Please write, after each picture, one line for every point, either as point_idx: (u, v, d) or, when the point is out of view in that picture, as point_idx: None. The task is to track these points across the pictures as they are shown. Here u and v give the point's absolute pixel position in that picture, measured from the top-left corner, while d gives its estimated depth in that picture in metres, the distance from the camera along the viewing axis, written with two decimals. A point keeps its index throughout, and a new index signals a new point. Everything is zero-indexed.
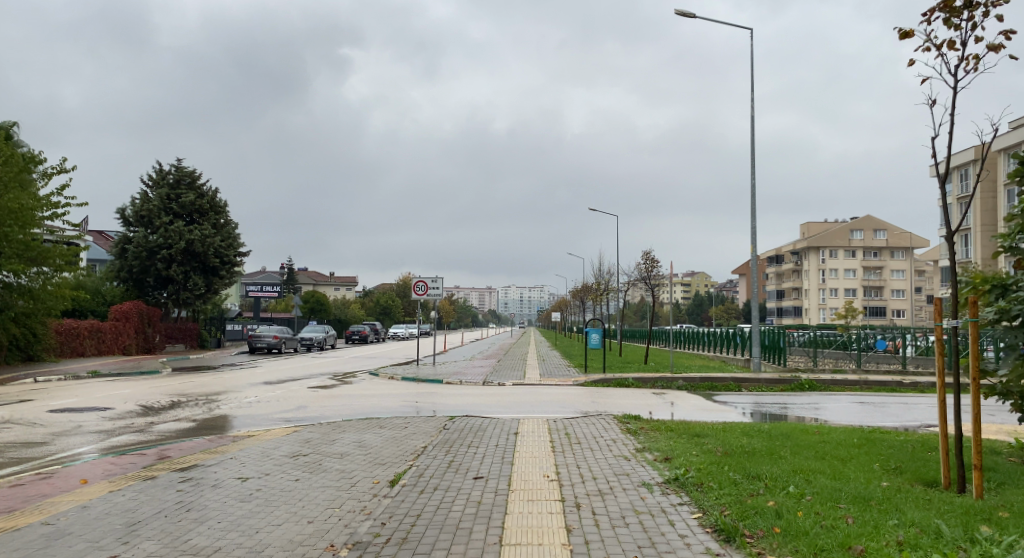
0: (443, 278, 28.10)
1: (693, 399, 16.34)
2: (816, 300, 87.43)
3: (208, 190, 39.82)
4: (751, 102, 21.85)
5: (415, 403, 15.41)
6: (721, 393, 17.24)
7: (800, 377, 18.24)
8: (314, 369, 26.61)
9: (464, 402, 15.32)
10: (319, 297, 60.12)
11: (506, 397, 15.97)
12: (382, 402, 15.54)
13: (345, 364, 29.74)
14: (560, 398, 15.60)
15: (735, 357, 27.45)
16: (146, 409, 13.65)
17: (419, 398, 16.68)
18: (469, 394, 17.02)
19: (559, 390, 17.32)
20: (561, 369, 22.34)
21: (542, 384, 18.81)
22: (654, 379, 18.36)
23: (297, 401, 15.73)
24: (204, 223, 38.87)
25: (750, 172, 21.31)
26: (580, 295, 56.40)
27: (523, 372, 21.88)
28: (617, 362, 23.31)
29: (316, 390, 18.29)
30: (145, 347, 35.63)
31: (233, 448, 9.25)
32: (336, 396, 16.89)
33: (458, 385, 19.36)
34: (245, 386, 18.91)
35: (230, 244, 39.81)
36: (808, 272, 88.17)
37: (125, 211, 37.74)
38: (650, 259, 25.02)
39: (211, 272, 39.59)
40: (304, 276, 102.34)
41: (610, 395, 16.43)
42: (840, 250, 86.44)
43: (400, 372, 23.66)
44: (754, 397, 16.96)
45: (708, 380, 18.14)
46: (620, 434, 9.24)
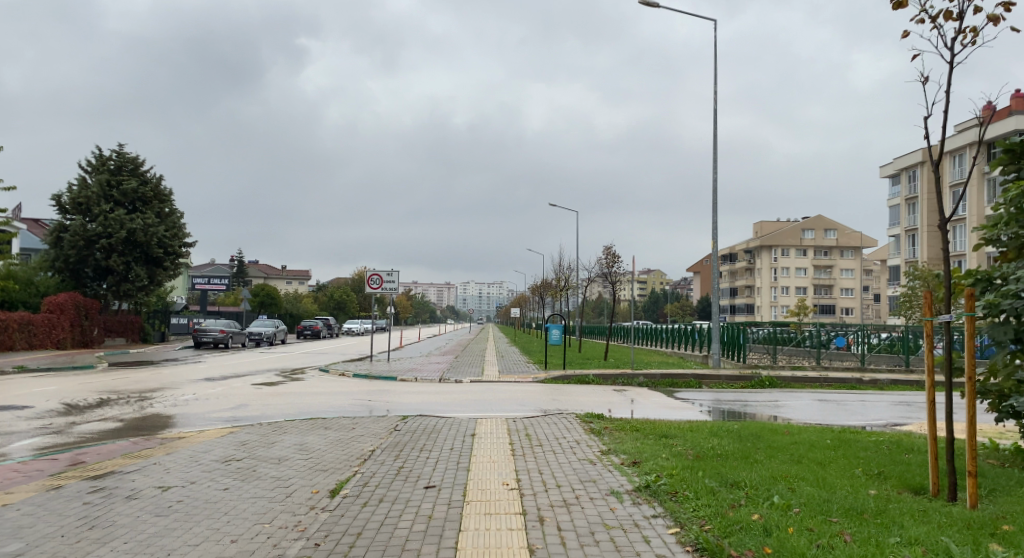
0: (398, 271, 27.20)
1: (654, 396, 15.94)
2: (768, 298, 88.78)
3: (152, 177, 38.02)
4: (715, 96, 21.61)
5: (366, 401, 14.61)
6: (682, 390, 16.89)
7: (761, 374, 18.01)
8: (261, 365, 25.44)
9: (418, 400, 14.58)
10: (270, 291, 58.33)
11: (462, 394, 15.30)
12: (331, 400, 14.68)
13: (295, 360, 28.53)
14: (519, 396, 14.99)
15: (693, 353, 27.27)
16: (70, 407, 12.55)
17: (370, 395, 15.86)
18: (424, 391, 16.28)
19: (517, 387, 16.73)
20: (519, 365, 21.77)
21: (500, 380, 18.20)
22: (614, 376, 17.93)
23: (239, 399, 14.76)
24: (148, 211, 37.05)
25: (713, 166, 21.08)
26: (538, 290, 55.97)
27: (480, 368, 21.21)
28: (577, 359, 22.79)
29: (261, 387, 17.29)
30: (81, 341, 33.76)
31: (159, 451, 8.37)
32: (282, 393, 15.95)
33: (413, 382, 18.60)
34: (184, 383, 17.77)
35: (175, 234, 38.08)
36: (762, 271, 89.64)
37: (61, 197, 35.64)
38: (611, 253, 24.62)
39: (155, 263, 37.80)
40: (255, 270, 99.65)
41: (569, 392, 15.89)
42: (792, 249, 88.11)
43: (352, 368, 22.74)
44: (715, 394, 16.66)
45: (669, 377, 17.77)
46: (583, 434, 8.66)
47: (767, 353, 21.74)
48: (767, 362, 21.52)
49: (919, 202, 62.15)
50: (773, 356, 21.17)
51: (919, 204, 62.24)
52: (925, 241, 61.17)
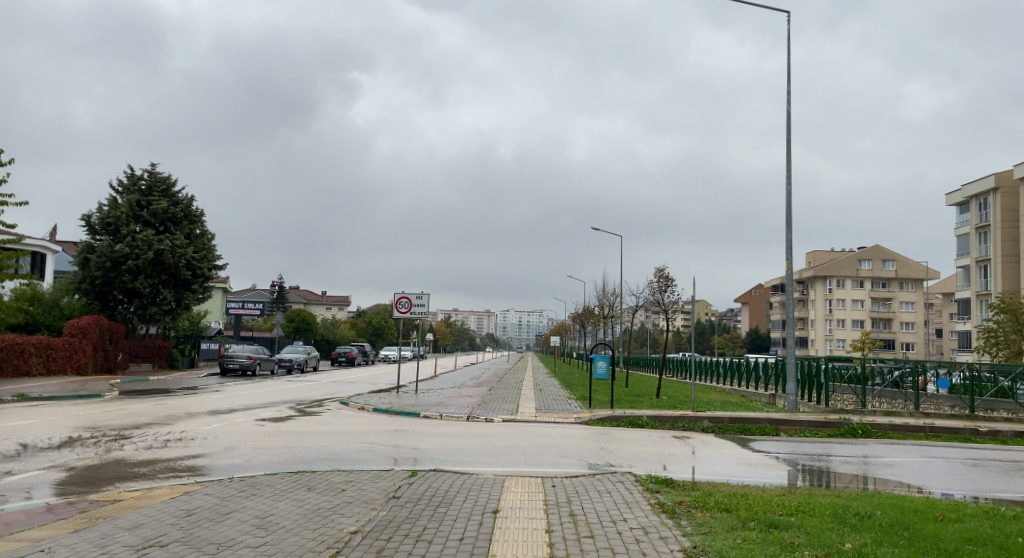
0: (429, 294, 25.02)
1: (725, 445, 13.21)
2: (823, 331, 84.00)
3: (183, 198, 37.00)
4: (787, 97, 19.04)
5: (380, 445, 12.26)
6: (756, 438, 14.12)
7: (850, 419, 15.08)
8: (278, 396, 23.37)
9: (437, 445, 12.19)
10: (305, 317, 56.91)
11: (493, 438, 12.82)
12: (338, 442, 12.36)
13: (317, 391, 26.42)
14: (559, 442, 12.46)
15: (756, 392, 24.23)
16: (26, 449, 10.55)
17: (386, 436, 13.56)
18: (449, 433, 13.87)
19: (558, 430, 14.18)
20: (560, 401, 19.20)
21: (539, 421, 15.71)
22: (674, 419, 15.23)
23: (232, 440, 12.58)
24: (177, 232, 35.94)
25: (788, 174, 18.43)
26: (580, 319, 53.28)
27: (516, 404, 18.65)
28: (627, 396, 20.06)
29: (264, 423, 15.14)
30: (104, 367, 32.51)
31: (68, 526, 6.11)
32: (284, 433, 13.73)
33: (438, 420, 16.23)
34: (181, 417, 15.73)
35: (204, 256, 36.88)
36: (815, 302, 85.02)
37: (90, 217, 34.77)
38: (664, 276, 21.99)
39: (182, 286, 36.59)
40: (295, 295, 99.47)
41: (620, 440, 13.27)
42: (848, 280, 83.44)
43: (375, 402, 20.46)
44: (797, 446, 13.77)
45: (739, 422, 15.03)
46: (650, 519, 6.14)
47: (854, 395, 18.69)
48: (853, 406, 18.47)
49: (992, 231, 57.87)
50: (862, 399, 18.11)
51: (992, 232, 57.87)
52: (1001, 273, 56.67)
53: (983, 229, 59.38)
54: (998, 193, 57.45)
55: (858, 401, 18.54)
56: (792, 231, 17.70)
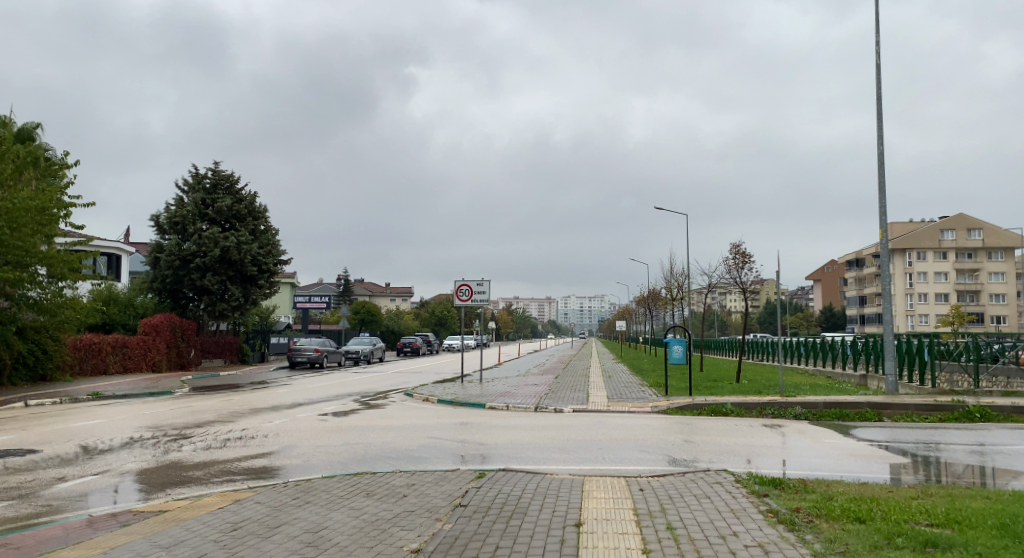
0: (490, 281, 24.21)
1: (824, 433, 11.89)
2: (904, 306, 79.65)
3: (246, 195, 37.36)
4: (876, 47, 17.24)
5: (445, 440, 11.50)
6: (857, 425, 12.72)
7: (964, 401, 13.45)
8: (343, 389, 23.10)
9: (507, 440, 11.32)
10: (370, 309, 57.33)
11: (566, 431, 11.89)
12: (402, 438, 11.65)
13: (382, 382, 26.12)
14: (637, 435, 11.41)
15: (843, 373, 22.53)
16: (87, 451, 10.26)
17: (451, 430, 12.82)
18: (518, 426, 13.02)
19: (634, 421, 13.13)
20: (633, 389, 18.11)
21: (613, 410, 14.73)
22: (761, 405, 13.98)
23: (294, 437, 12.08)
24: (242, 229, 36.33)
25: (879, 133, 16.72)
26: (645, 302, 51.71)
27: (587, 393, 17.63)
28: (705, 381, 18.79)
29: (327, 418, 14.66)
30: (177, 363, 33.21)
31: (104, 544, 5.52)
32: (346, 428, 13.16)
33: (505, 411, 15.44)
34: (245, 413, 15.44)
35: (269, 251, 37.19)
36: (894, 276, 80.48)
37: (159, 218, 35.50)
38: (741, 252, 20.51)
39: (249, 281, 37.03)
40: (359, 288, 100.95)
41: (704, 429, 12.14)
42: (930, 251, 78.57)
43: (439, 393, 19.84)
44: (904, 434, 12.31)
45: (836, 406, 13.62)
46: (766, 535, 5.11)
47: (967, 373, 16.81)
48: (964, 386, 16.63)
49: None
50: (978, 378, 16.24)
51: None
52: None
53: None
54: None
55: (973, 382, 16.64)
56: (886, 196, 15.93)
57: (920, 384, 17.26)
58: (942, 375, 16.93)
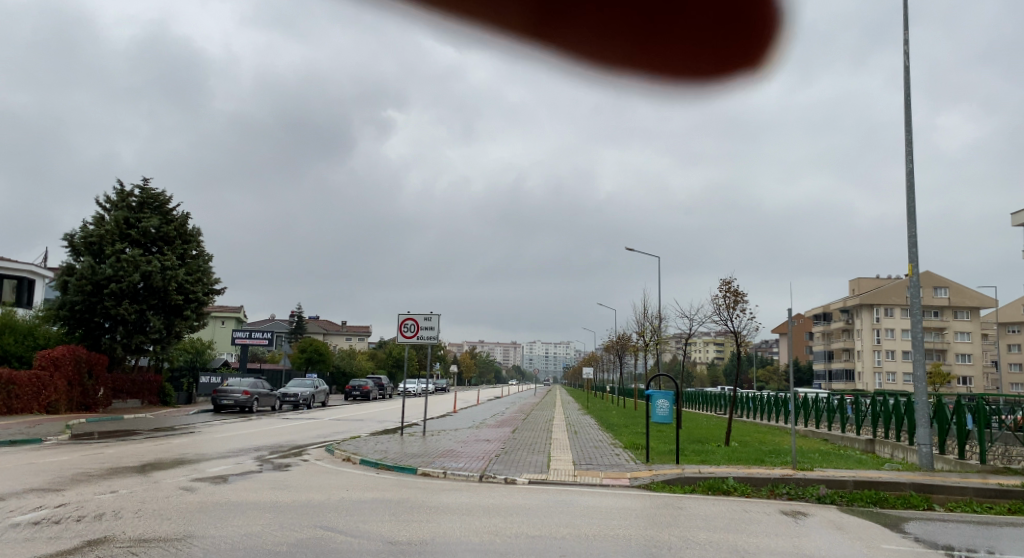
0: (440, 315, 20.77)
1: (864, 526, 8.71)
2: (872, 363, 77.48)
3: (178, 216, 33.72)
4: (905, 47, 14.57)
5: (338, 531, 7.87)
6: (907, 518, 9.47)
7: None
8: (257, 441, 19.13)
9: (428, 534, 7.79)
10: (318, 347, 53.01)
11: (513, 520, 8.40)
12: (279, 528, 7.96)
13: (309, 432, 22.19)
14: (614, 530, 7.98)
15: (844, 437, 19.65)
16: None
17: (362, 509, 9.22)
18: (454, 504, 9.50)
19: (610, 502, 9.73)
20: (604, 452, 14.72)
21: (578, 483, 11.34)
22: (772, 483, 10.77)
23: (128, 519, 8.33)
24: (168, 253, 32.50)
25: (908, 148, 13.97)
26: (613, 350, 48.48)
27: (548, 457, 14.12)
28: (691, 444, 15.55)
29: (199, 486, 10.84)
30: (81, 404, 28.78)
31: None
32: (220, 503, 9.45)
33: (442, 480, 11.95)
34: (97, 476, 11.56)
35: (198, 278, 33.45)
36: (861, 332, 78.76)
37: (73, 236, 31.38)
38: (731, 288, 17.59)
39: (174, 311, 33.11)
40: (313, 326, 96.00)
41: (704, 518, 8.81)
42: (897, 308, 77.33)
43: (368, 449, 16.16)
44: (969, 530, 9.09)
45: (869, 487, 10.50)
46: None
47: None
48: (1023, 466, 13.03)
49: None
50: None
51: None
52: None
53: None
54: None
55: None
56: (917, 223, 13.05)
57: (960, 458, 13.89)
58: (994, 449, 13.37)
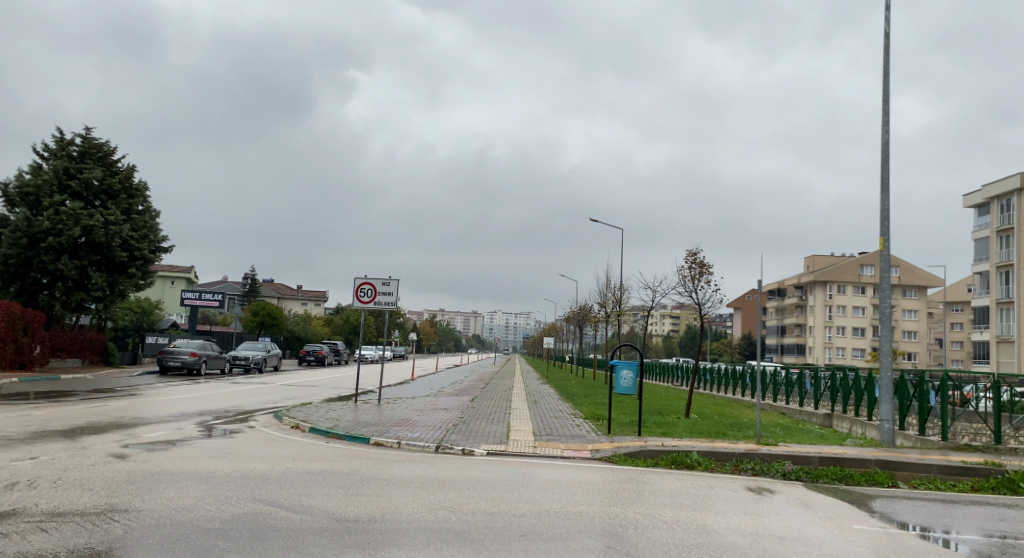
0: (398, 279, 20.02)
1: (832, 504, 8.46)
2: (822, 339, 79.27)
3: (124, 168, 31.95)
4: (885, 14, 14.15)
5: (279, 506, 7.22)
6: (872, 495, 9.27)
7: (998, 465, 10.26)
8: (202, 405, 18.23)
9: (378, 509, 7.21)
10: (272, 310, 51.56)
11: (470, 494, 7.89)
12: (214, 501, 7.26)
13: (258, 398, 21.33)
14: (578, 506, 7.53)
15: (802, 411, 19.72)
16: None
17: (308, 479, 8.58)
18: (408, 477, 8.93)
19: (572, 476, 9.29)
20: (563, 422, 14.32)
21: (538, 455, 10.89)
22: (737, 459, 10.48)
23: (43, 490, 7.53)
24: (112, 207, 30.84)
25: (884, 119, 13.63)
26: (573, 320, 48.34)
27: (507, 427, 13.65)
28: (652, 416, 15.29)
29: (132, 454, 10.04)
30: (15, 362, 27.28)
31: None
32: (151, 472, 8.69)
33: (396, 449, 11.39)
34: (19, 441, 10.64)
35: (144, 235, 31.84)
36: (813, 308, 80.41)
37: (7, 186, 29.49)
38: (697, 259, 17.25)
39: (118, 269, 31.56)
40: (267, 289, 93.78)
41: (670, 494, 8.43)
42: (848, 286, 79.05)
43: (319, 416, 15.46)
44: (935, 508, 8.92)
45: (834, 464, 10.31)
46: None
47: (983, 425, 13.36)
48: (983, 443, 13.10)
49: (1015, 234, 53.53)
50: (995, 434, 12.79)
51: (1015, 236, 53.75)
52: None
53: (1005, 232, 55.14)
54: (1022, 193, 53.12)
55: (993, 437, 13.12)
56: (889, 196, 12.79)
57: (921, 435, 13.91)
58: (956, 427, 13.39)
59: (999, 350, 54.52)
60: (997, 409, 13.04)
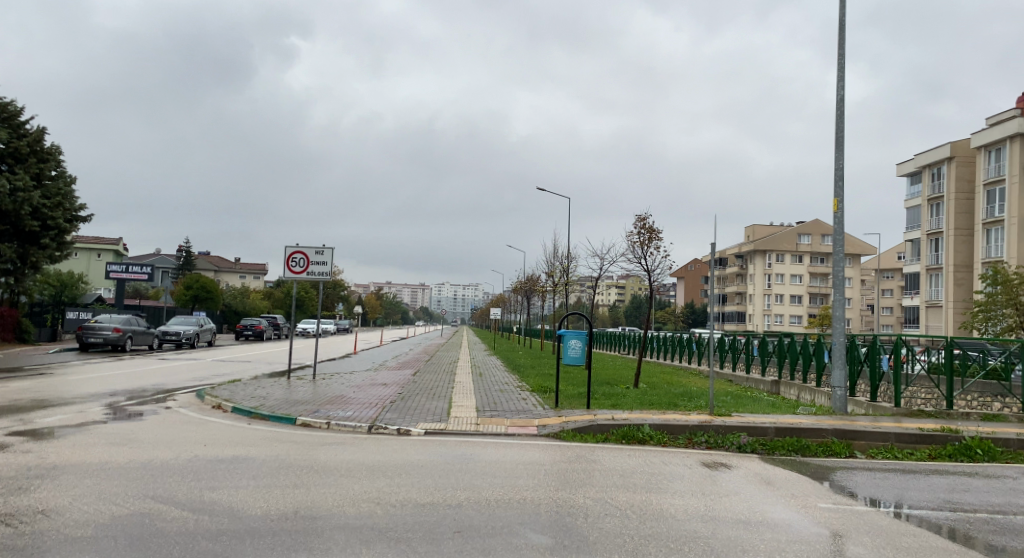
0: (333, 247, 18.82)
1: (792, 478, 7.93)
2: (762, 306, 81.10)
3: (32, 130, 29.41)
4: None
5: (175, 502, 6.21)
6: (831, 467, 8.80)
7: (954, 431, 9.96)
8: (118, 384, 16.77)
9: (294, 504, 6.26)
10: (206, 283, 49.19)
11: (400, 482, 7.03)
12: (99, 500, 6.21)
13: (183, 375, 19.89)
14: (521, 493, 6.75)
15: (749, 378, 19.49)
16: None
17: (217, 470, 7.55)
18: (334, 463, 7.98)
19: (516, 456, 8.51)
20: (508, 396, 13.54)
21: (478, 433, 10.05)
22: (691, 432, 9.88)
23: None
24: (20, 171, 28.39)
25: (839, 75, 13.08)
26: (520, 290, 47.70)
27: (448, 403, 12.79)
28: (600, 387, 14.69)
29: (18, 444, 8.80)
30: None
31: None
32: (32, 466, 7.50)
33: (324, 430, 10.41)
34: None
35: (58, 202, 29.51)
36: (754, 276, 82.06)
37: None
38: (646, 224, 16.59)
39: (30, 239, 29.23)
40: (203, 262, 90.17)
41: (621, 474, 7.74)
42: (788, 254, 80.73)
43: (245, 395, 14.29)
44: (894, 478, 8.50)
45: (790, 435, 9.82)
46: None
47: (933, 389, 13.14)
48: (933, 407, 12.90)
49: (945, 202, 55.17)
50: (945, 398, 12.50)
51: (945, 204, 55.41)
52: (953, 246, 54.29)
53: (937, 200, 56.76)
54: (953, 161, 54.64)
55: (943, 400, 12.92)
56: (844, 154, 12.29)
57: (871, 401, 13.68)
58: (908, 392, 13.15)
59: (929, 314, 56.55)
60: (949, 373, 12.83)
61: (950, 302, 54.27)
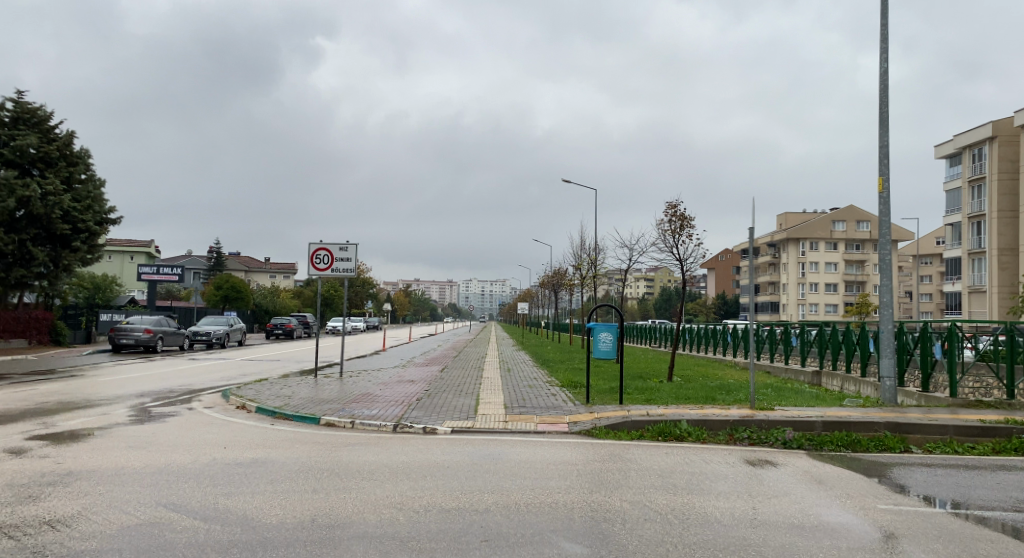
0: (357, 244, 18.55)
1: (845, 476, 7.36)
2: (796, 295, 79.47)
3: (61, 134, 29.71)
4: None
5: (188, 510, 5.88)
6: (886, 463, 8.18)
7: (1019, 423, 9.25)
8: (146, 385, 16.70)
9: (313, 511, 5.89)
10: (235, 283, 49.58)
11: (425, 485, 6.63)
12: (111, 508, 5.90)
13: (210, 375, 19.80)
14: (554, 496, 6.30)
15: (788, 369, 18.77)
16: None
17: (238, 473, 7.24)
18: (355, 465, 7.62)
19: (546, 455, 8.07)
20: (537, 391, 13.09)
21: (507, 432, 9.61)
22: (732, 428, 9.32)
23: None
24: (50, 175, 28.69)
25: (883, 47, 12.33)
26: (547, 284, 47.21)
27: (475, 399, 12.39)
28: (633, 381, 14.16)
29: (38, 448, 8.59)
30: None
31: None
32: (47, 472, 7.24)
33: (348, 430, 10.08)
34: None
35: (88, 205, 29.79)
36: (787, 265, 80.40)
37: None
38: (677, 211, 15.97)
39: (61, 243, 29.57)
40: (233, 263, 91.20)
41: (660, 474, 7.25)
42: (822, 242, 78.91)
43: (270, 394, 14.04)
44: (957, 475, 7.85)
45: (839, 429, 9.22)
46: None
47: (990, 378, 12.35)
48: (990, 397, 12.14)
49: (987, 183, 53.26)
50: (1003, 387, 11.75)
51: (987, 185, 53.49)
52: (996, 229, 52.38)
53: (978, 182, 54.84)
54: (995, 141, 52.70)
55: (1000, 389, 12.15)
56: (890, 130, 11.57)
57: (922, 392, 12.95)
58: (962, 382, 12.40)
59: (971, 300, 54.72)
60: (1008, 360, 12.03)
61: (994, 287, 52.42)
